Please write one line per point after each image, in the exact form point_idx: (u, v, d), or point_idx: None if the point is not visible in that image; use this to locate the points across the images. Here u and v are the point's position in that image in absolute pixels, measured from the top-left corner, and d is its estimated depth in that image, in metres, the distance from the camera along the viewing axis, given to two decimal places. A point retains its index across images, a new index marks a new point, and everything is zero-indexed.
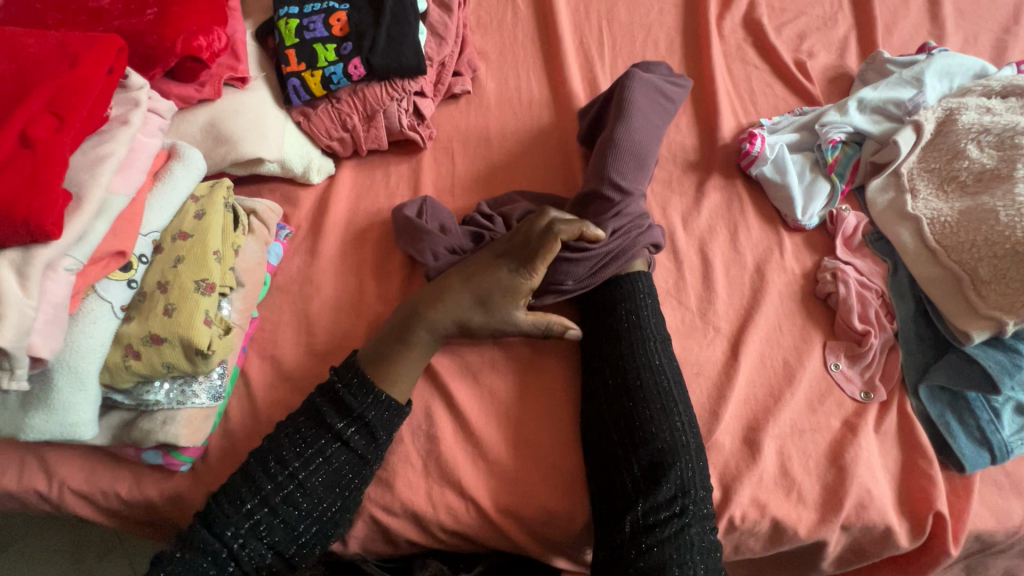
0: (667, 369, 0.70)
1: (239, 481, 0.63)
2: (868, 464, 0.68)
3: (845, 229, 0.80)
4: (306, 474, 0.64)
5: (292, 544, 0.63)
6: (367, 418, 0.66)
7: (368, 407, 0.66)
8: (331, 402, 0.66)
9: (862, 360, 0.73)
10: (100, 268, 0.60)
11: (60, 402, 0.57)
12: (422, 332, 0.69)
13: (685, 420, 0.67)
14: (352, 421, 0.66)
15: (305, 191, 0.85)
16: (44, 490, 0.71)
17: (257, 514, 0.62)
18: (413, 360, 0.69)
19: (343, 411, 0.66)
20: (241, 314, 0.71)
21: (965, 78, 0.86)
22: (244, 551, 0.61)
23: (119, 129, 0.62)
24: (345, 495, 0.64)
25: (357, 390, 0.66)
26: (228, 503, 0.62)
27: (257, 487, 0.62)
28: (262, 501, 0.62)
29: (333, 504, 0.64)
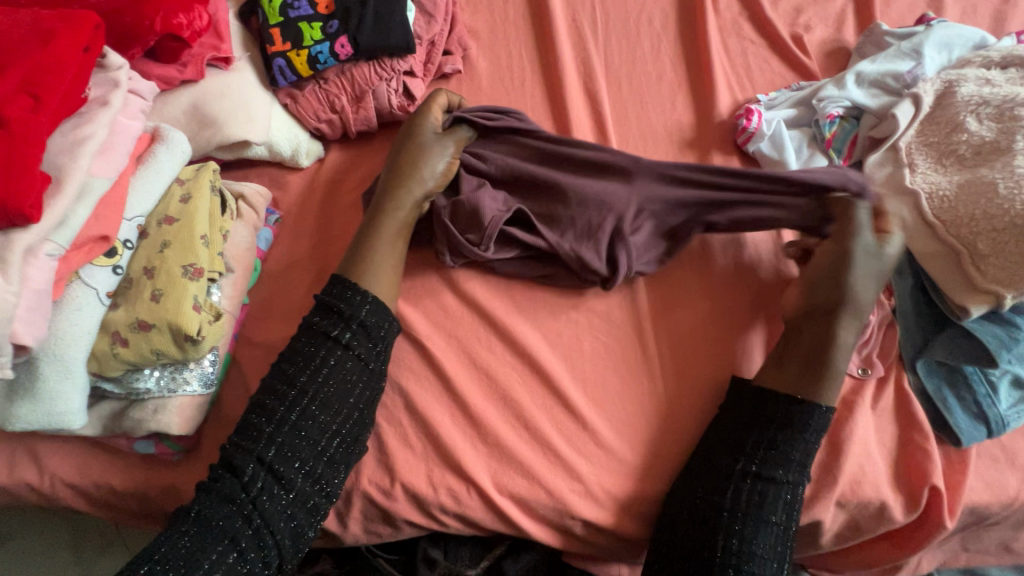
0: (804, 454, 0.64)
1: (251, 414, 0.62)
2: (864, 439, 0.68)
3: None
4: (318, 384, 0.63)
5: (317, 464, 0.61)
6: (364, 319, 0.66)
7: (366, 308, 0.66)
8: (324, 313, 0.67)
9: (860, 337, 0.73)
10: (83, 254, 0.58)
11: (47, 391, 0.56)
12: (384, 224, 0.72)
13: (779, 506, 0.62)
14: (348, 324, 0.65)
15: (294, 175, 0.83)
16: (36, 482, 0.70)
17: (277, 435, 0.60)
18: (387, 248, 0.71)
19: (336, 317, 0.66)
20: (231, 300, 0.70)
21: (965, 50, 0.84)
22: (264, 487, 0.59)
23: (99, 111, 0.60)
24: (361, 406, 0.64)
25: (343, 295, 0.66)
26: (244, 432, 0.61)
27: (271, 411, 0.62)
28: (278, 421, 0.61)
29: (350, 414, 0.63)
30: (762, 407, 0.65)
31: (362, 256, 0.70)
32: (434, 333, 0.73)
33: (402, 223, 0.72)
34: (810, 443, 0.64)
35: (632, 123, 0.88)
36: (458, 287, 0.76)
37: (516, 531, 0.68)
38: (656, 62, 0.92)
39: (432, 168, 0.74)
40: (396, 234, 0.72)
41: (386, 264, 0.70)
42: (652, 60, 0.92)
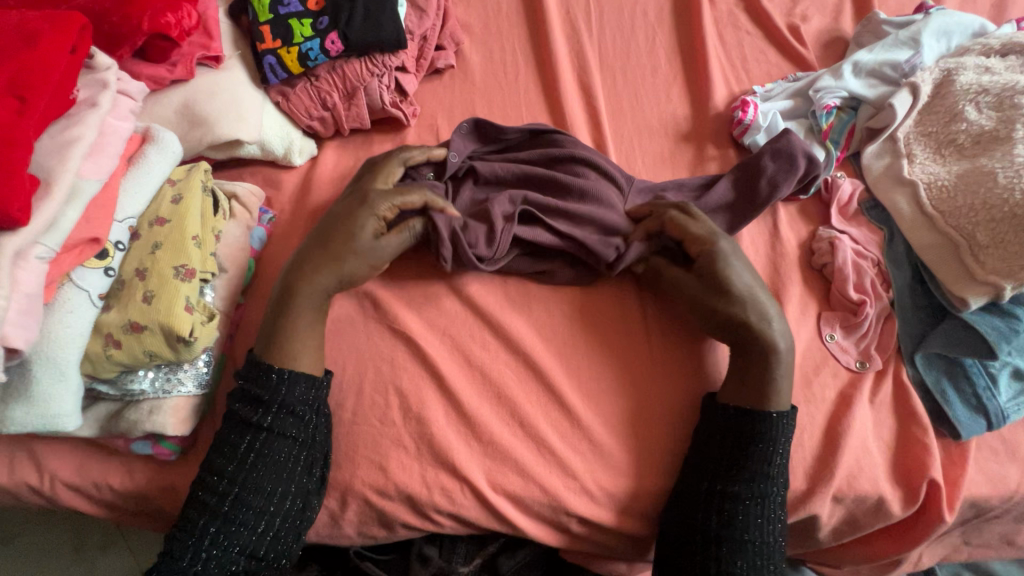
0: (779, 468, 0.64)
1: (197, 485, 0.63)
2: (863, 433, 0.67)
3: (840, 198, 0.78)
4: (257, 449, 0.63)
5: (279, 506, 0.64)
6: (287, 394, 0.64)
7: (284, 387, 0.64)
8: (253, 381, 0.65)
9: (858, 329, 0.72)
10: (74, 256, 0.58)
11: (40, 394, 0.56)
12: (305, 299, 0.67)
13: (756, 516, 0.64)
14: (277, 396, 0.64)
15: (287, 173, 0.83)
16: (36, 483, 0.70)
17: (232, 490, 0.62)
18: (311, 325, 0.67)
19: (266, 386, 0.65)
20: (224, 300, 0.70)
21: (964, 38, 0.83)
22: (226, 536, 0.61)
23: (87, 112, 0.60)
24: (301, 474, 0.65)
25: (263, 377, 0.65)
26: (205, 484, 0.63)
27: (218, 478, 0.62)
28: (228, 482, 0.62)
29: (296, 472, 0.65)
30: (735, 418, 0.65)
31: (283, 337, 0.66)
32: (428, 331, 0.73)
33: (319, 295, 0.67)
34: (774, 454, 0.64)
35: (627, 117, 0.87)
36: (453, 284, 0.75)
37: (512, 529, 0.68)
38: (651, 55, 0.91)
39: (375, 260, 0.69)
40: (316, 313, 0.67)
41: (306, 348, 0.67)
42: (647, 53, 0.91)
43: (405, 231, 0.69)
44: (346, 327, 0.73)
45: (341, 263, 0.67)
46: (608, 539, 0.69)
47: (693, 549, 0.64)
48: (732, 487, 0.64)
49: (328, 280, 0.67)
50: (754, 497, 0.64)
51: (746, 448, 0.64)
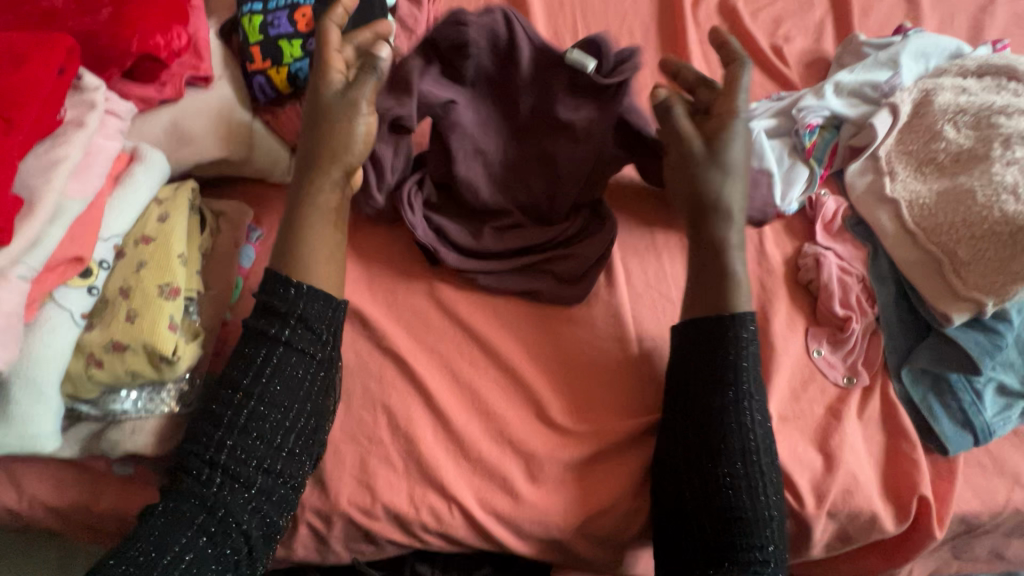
0: (748, 417, 0.63)
1: (201, 422, 0.61)
2: (852, 448, 0.67)
3: (824, 214, 0.80)
4: (261, 392, 0.62)
5: (280, 461, 0.61)
6: (301, 314, 0.64)
7: (298, 306, 0.64)
8: (265, 315, 0.64)
9: (844, 345, 0.72)
10: (56, 277, 0.58)
11: (18, 415, 0.55)
12: (315, 226, 0.68)
13: (747, 468, 0.62)
14: (287, 325, 0.63)
15: (276, 191, 0.83)
16: (14, 506, 0.69)
17: (229, 439, 0.60)
18: (321, 236, 0.68)
19: (275, 317, 0.64)
20: (210, 318, 0.70)
21: (941, 59, 0.85)
22: (228, 488, 0.59)
23: (75, 132, 0.60)
24: (317, 394, 0.64)
25: (280, 291, 0.64)
26: (194, 437, 0.60)
27: (218, 416, 0.61)
28: (229, 426, 0.60)
29: (306, 408, 0.63)
30: (696, 385, 0.65)
31: (290, 242, 0.67)
32: (416, 348, 0.73)
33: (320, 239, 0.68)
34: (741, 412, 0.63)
35: None
36: (442, 301, 0.75)
37: (501, 548, 0.67)
38: (637, 74, 0.93)
39: (352, 106, 0.68)
40: (327, 247, 0.68)
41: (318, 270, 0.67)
42: None
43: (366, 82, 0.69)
44: None
45: (336, 151, 0.69)
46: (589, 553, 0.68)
47: (693, 511, 0.62)
48: (716, 447, 0.62)
49: (329, 182, 0.70)
50: (739, 454, 0.62)
51: (720, 405, 0.64)
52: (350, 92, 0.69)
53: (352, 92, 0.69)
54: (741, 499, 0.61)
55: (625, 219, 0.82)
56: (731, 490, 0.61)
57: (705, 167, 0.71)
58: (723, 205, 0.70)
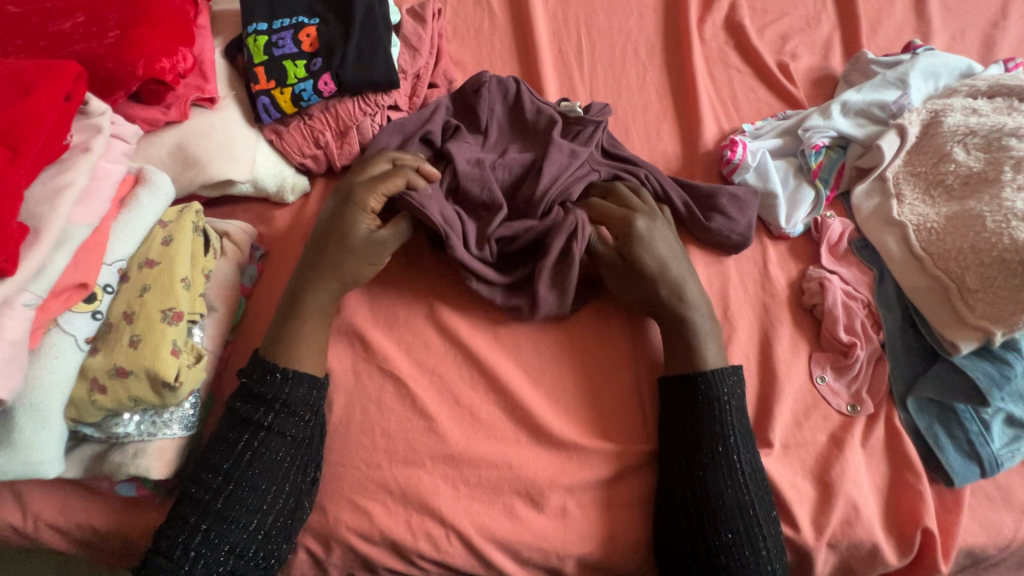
0: (738, 449, 0.65)
1: (179, 505, 0.63)
2: (855, 479, 0.66)
3: (830, 236, 0.78)
4: (238, 482, 0.63)
5: (253, 541, 0.62)
6: (284, 397, 0.66)
7: (282, 384, 0.66)
8: (246, 398, 0.66)
9: (848, 372, 0.71)
10: (62, 301, 0.58)
11: (21, 441, 0.56)
12: (309, 322, 0.69)
13: (750, 502, 0.63)
14: (268, 406, 0.65)
15: (279, 210, 0.84)
16: (19, 524, 0.70)
17: (203, 524, 0.61)
18: (314, 328, 0.70)
19: (256, 400, 0.66)
20: (213, 339, 0.70)
21: (951, 78, 0.84)
22: (198, 567, 0.60)
23: (80, 158, 0.61)
24: (295, 474, 0.65)
25: (264, 378, 0.66)
26: (170, 524, 0.61)
27: (198, 500, 0.62)
28: (204, 511, 0.61)
29: (284, 488, 0.64)
30: (685, 412, 0.66)
31: (282, 333, 0.69)
32: (417, 371, 0.73)
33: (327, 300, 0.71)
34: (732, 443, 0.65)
35: None
36: (442, 322, 0.75)
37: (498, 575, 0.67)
38: (642, 92, 0.92)
39: (377, 253, 0.71)
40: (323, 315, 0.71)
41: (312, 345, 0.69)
42: (638, 90, 0.92)
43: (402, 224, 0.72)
44: (334, 367, 0.73)
45: (339, 269, 0.70)
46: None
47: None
48: (714, 509, 0.63)
49: (328, 287, 0.70)
50: (735, 515, 0.62)
51: (713, 467, 0.64)
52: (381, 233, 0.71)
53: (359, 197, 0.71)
54: (740, 541, 0.62)
55: None
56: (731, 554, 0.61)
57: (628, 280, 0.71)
58: (684, 299, 0.70)
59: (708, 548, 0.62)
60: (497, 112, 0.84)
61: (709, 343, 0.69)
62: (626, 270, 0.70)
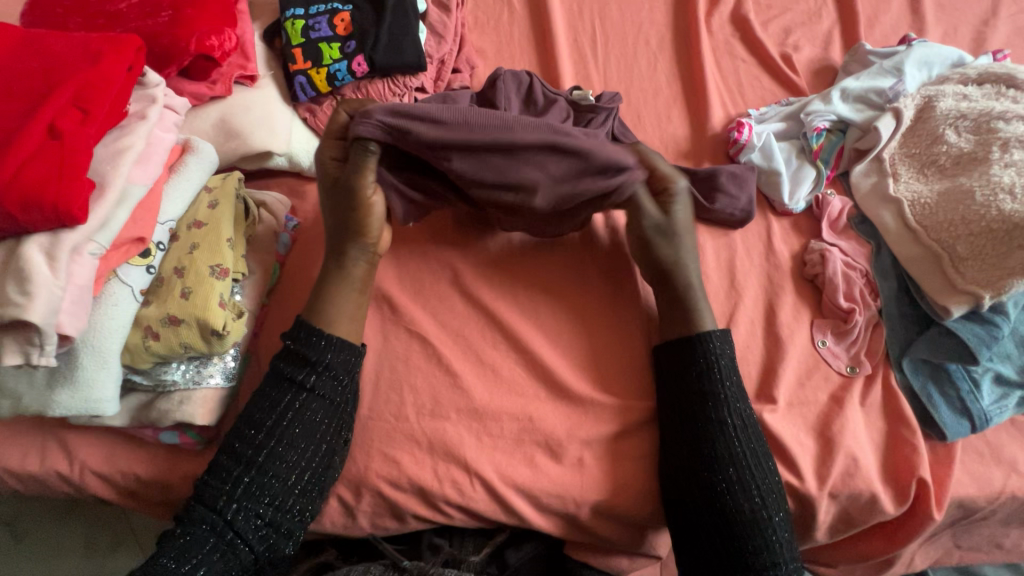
0: (732, 409, 0.68)
1: (222, 458, 0.66)
2: (855, 433, 0.71)
3: (831, 212, 0.83)
4: (276, 441, 0.67)
5: (289, 494, 0.66)
6: (322, 360, 0.70)
7: (322, 350, 0.70)
8: (289, 359, 0.70)
9: (847, 336, 0.76)
10: (122, 254, 0.63)
11: (84, 379, 0.61)
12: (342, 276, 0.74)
13: (750, 461, 0.66)
14: (309, 367, 0.69)
15: (311, 184, 0.89)
16: (66, 472, 0.74)
17: (245, 476, 0.65)
18: (344, 297, 0.73)
19: (297, 361, 0.70)
20: (252, 299, 0.75)
21: (944, 68, 0.89)
22: (239, 515, 0.64)
23: (138, 124, 0.66)
24: (332, 433, 0.69)
25: (308, 340, 0.70)
26: (211, 475, 0.65)
27: (239, 455, 0.66)
28: (246, 463, 0.66)
29: (320, 447, 0.68)
30: (685, 376, 0.70)
31: (315, 298, 0.73)
32: (442, 332, 0.78)
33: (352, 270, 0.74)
34: (733, 406, 0.69)
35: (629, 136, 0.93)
36: (466, 288, 0.80)
37: (519, 521, 0.71)
38: (653, 80, 0.98)
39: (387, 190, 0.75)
40: (350, 285, 0.74)
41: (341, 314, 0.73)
42: (649, 78, 0.98)
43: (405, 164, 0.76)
44: (364, 328, 0.78)
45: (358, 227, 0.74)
46: (613, 533, 0.72)
47: (699, 526, 0.66)
48: (708, 458, 0.66)
49: (354, 244, 0.75)
50: (728, 465, 0.66)
51: (703, 421, 0.68)
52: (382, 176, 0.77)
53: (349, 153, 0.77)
54: (739, 499, 0.65)
55: None
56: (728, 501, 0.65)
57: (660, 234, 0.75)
58: (680, 266, 0.75)
59: (706, 497, 0.66)
60: (514, 106, 0.87)
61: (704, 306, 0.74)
62: (663, 225, 0.75)
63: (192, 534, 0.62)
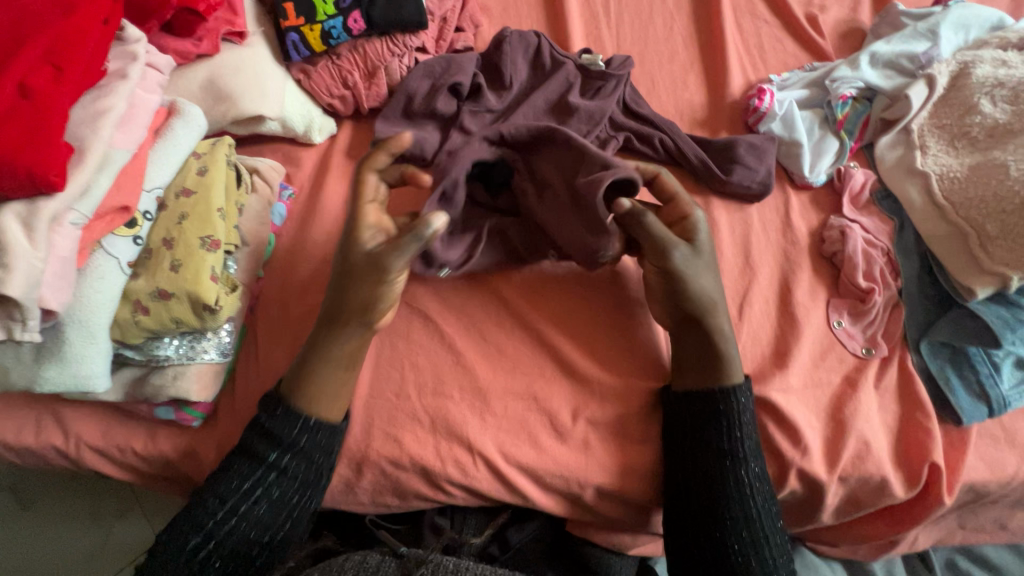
0: (745, 469, 0.65)
1: (183, 516, 0.63)
2: (868, 417, 0.69)
3: (853, 186, 0.79)
4: (271, 474, 0.65)
5: (282, 527, 0.66)
6: (299, 442, 0.65)
7: (299, 433, 0.65)
8: (262, 436, 0.65)
9: (865, 317, 0.73)
10: (106, 224, 0.60)
11: (72, 355, 0.58)
12: (332, 347, 0.66)
13: (747, 533, 0.64)
14: (284, 449, 0.65)
15: (307, 151, 0.85)
16: (62, 446, 0.73)
17: (204, 547, 0.62)
18: (332, 373, 0.66)
19: (270, 440, 0.65)
20: (246, 271, 0.72)
21: (982, 31, 0.83)
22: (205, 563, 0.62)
23: (118, 84, 0.61)
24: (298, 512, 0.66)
25: (284, 416, 0.65)
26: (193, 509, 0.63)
27: (199, 522, 0.62)
28: (206, 532, 0.62)
29: (284, 523, 0.66)
30: (701, 429, 0.67)
31: (302, 377, 0.66)
32: (445, 309, 0.75)
33: (343, 350, 0.66)
34: (742, 476, 0.65)
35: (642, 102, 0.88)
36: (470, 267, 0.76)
37: (522, 500, 0.70)
38: (669, 41, 0.92)
39: (380, 270, 0.63)
40: (345, 364, 0.67)
41: (329, 393, 0.66)
42: (665, 39, 0.92)
43: (409, 245, 0.62)
44: None
45: (361, 305, 0.65)
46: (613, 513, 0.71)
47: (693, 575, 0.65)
48: (720, 514, 0.65)
49: (358, 325, 0.66)
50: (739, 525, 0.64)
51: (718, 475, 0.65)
52: (379, 250, 0.63)
53: (357, 223, 0.65)
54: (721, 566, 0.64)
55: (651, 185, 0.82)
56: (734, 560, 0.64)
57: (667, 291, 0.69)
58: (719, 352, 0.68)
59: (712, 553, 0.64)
60: (522, 72, 0.85)
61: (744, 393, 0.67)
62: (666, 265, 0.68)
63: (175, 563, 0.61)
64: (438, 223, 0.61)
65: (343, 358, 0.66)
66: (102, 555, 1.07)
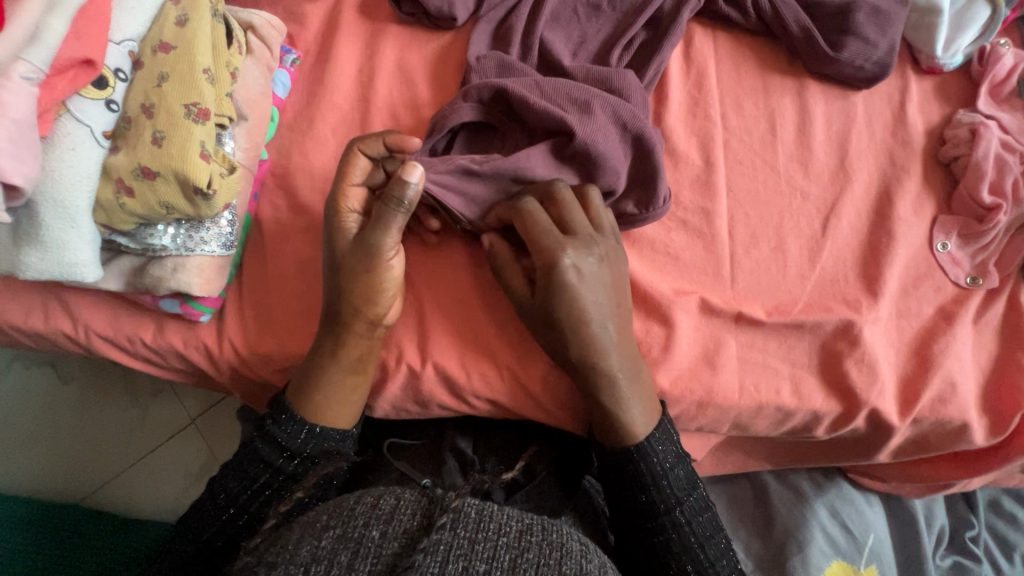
0: (707, 545, 0.56)
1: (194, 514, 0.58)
2: (959, 355, 0.59)
3: (996, 74, 0.63)
4: (311, 452, 0.59)
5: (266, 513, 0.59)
6: (305, 450, 0.59)
7: (303, 441, 0.59)
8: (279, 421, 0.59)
9: (979, 240, 0.61)
10: (68, 82, 0.49)
11: (52, 240, 0.51)
12: (334, 365, 0.60)
13: None
14: (289, 456, 0.58)
15: (312, 6, 0.72)
16: (71, 333, 0.68)
17: (204, 533, 0.56)
18: (336, 377, 0.60)
19: (275, 445, 0.58)
20: (246, 151, 0.62)
21: None
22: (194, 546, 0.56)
23: None
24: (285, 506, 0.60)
25: (302, 441, 0.59)
26: (234, 474, 0.58)
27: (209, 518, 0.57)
28: (211, 519, 0.57)
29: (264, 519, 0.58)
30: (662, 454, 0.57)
31: (310, 378, 0.59)
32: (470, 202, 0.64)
33: (348, 362, 0.60)
34: (690, 537, 0.56)
35: None
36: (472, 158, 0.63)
37: (550, 418, 0.65)
38: None
39: (372, 256, 0.57)
40: (346, 371, 0.60)
41: (338, 404, 0.60)
42: None
43: (392, 217, 0.56)
44: None
45: (344, 297, 0.58)
46: None
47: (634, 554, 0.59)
48: (642, 508, 0.57)
49: (349, 320, 0.59)
50: (669, 506, 0.57)
51: (631, 480, 0.57)
52: (366, 232, 0.57)
53: (336, 209, 0.59)
54: None
55: (734, 61, 0.66)
56: (671, 550, 0.56)
57: (535, 329, 0.56)
58: (603, 363, 0.55)
59: (648, 547, 0.57)
60: None
61: (635, 404, 0.56)
62: (540, 315, 0.55)
63: (206, 534, 0.56)
64: (415, 178, 0.54)
65: (333, 380, 0.60)
66: (140, 432, 1.11)
